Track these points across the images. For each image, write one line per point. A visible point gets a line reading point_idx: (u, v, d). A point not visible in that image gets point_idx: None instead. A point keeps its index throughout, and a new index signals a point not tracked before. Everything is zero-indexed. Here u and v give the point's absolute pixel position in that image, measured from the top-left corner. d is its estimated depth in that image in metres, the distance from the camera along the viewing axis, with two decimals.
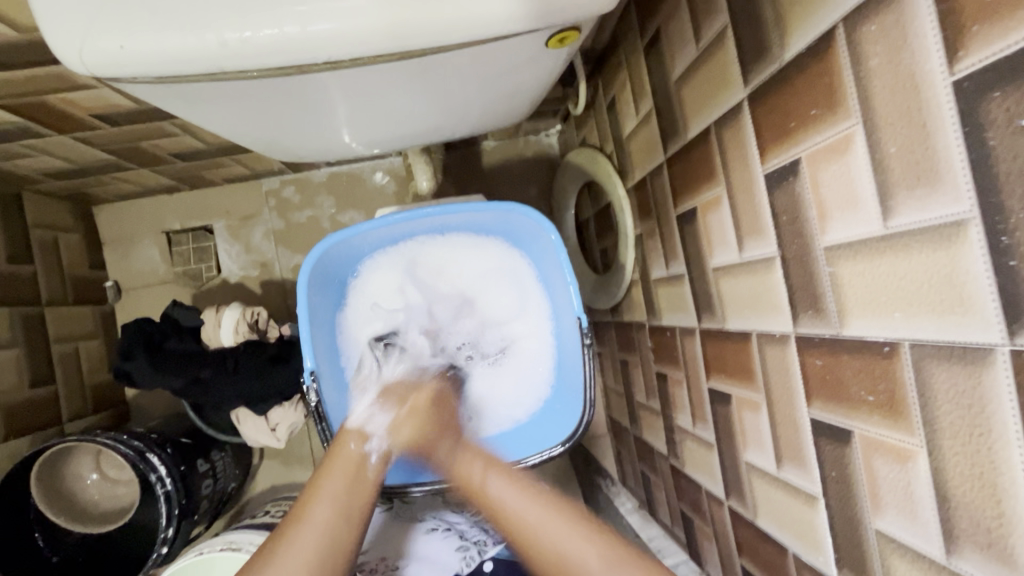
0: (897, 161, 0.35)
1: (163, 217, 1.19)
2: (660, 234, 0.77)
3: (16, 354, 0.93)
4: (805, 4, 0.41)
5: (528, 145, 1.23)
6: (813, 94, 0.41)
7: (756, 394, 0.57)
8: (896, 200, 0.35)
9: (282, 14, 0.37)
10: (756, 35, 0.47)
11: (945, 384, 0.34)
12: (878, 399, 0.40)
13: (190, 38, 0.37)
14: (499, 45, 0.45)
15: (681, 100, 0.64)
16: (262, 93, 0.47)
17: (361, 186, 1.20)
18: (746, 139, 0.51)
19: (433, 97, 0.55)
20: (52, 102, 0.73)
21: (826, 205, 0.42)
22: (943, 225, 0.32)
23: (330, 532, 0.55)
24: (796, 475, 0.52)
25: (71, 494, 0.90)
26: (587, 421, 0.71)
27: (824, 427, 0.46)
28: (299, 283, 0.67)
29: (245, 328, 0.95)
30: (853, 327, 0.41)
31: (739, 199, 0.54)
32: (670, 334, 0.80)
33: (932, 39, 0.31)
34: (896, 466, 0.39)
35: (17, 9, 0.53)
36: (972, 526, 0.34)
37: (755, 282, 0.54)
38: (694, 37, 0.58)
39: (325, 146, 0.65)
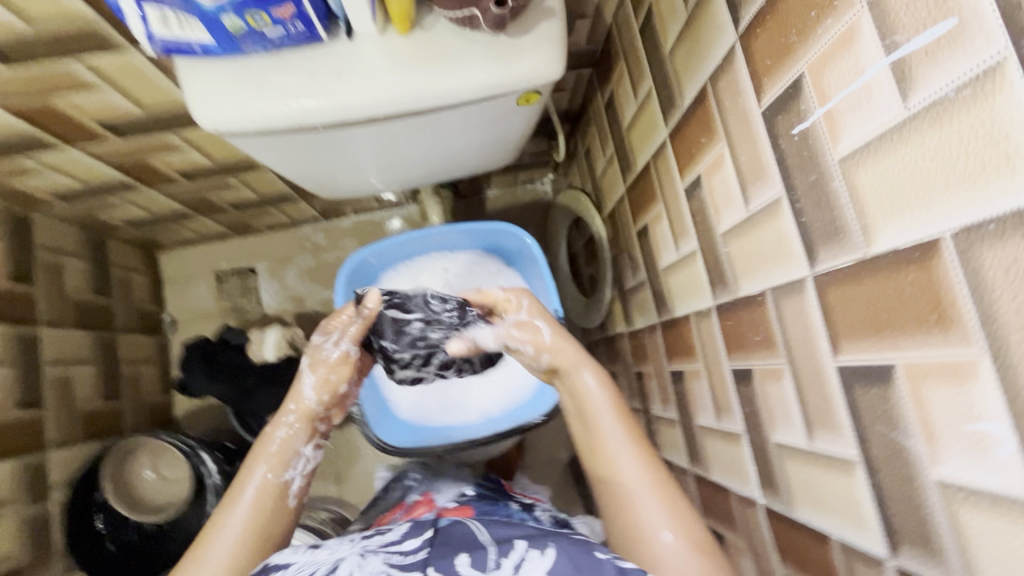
0: (747, 165, 0.52)
1: (214, 259, 1.39)
2: (628, 250, 0.94)
3: (94, 370, 1.10)
4: (689, 70, 0.60)
5: (525, 192, 1.43)
6: (702, 128, 0.59)
7: (699, 365, 0.71)
8: (750, 191, 0.52)
9: (338, 88, 0.57)
10: (669, 91, 0.66)
11: (791, 313, 0.49)
12: (762, 338, 0.55)
13: (280, 105, 0.57)
14: (484, 104, 0.64)
15: (632, 143, 0.83)
16: (318, 142, 0.66)
17: (382, 230, 1.40)
18: (672, 166, 0.69)
19: (440, 143, 0.74)
20: (149, 162, 0.95)
21: (719, 203, 0.59)
22: (771, 201, 0.49)
23: (252, 536, 0.59)
24: (728, 422, 0.65)
25: (132, 490, 1.04)
26: None
27: (740, 372, 0.61)
28: (337, 285, 0.85)
29: (285, 343, 1.13)
30: (743, 288, 0.57)
31: (673, 211, 0.71)
32: (642, 335, 0.94)
33: (749, 87, 0.49)
34: (778, 386, 0.53)
35: (146, 93, 0.75)
36: (818, 414, 0.48)
37: (690, 272, 0.70)
38: (634, 95, 0.78)
39: (359, 184, 0.85)
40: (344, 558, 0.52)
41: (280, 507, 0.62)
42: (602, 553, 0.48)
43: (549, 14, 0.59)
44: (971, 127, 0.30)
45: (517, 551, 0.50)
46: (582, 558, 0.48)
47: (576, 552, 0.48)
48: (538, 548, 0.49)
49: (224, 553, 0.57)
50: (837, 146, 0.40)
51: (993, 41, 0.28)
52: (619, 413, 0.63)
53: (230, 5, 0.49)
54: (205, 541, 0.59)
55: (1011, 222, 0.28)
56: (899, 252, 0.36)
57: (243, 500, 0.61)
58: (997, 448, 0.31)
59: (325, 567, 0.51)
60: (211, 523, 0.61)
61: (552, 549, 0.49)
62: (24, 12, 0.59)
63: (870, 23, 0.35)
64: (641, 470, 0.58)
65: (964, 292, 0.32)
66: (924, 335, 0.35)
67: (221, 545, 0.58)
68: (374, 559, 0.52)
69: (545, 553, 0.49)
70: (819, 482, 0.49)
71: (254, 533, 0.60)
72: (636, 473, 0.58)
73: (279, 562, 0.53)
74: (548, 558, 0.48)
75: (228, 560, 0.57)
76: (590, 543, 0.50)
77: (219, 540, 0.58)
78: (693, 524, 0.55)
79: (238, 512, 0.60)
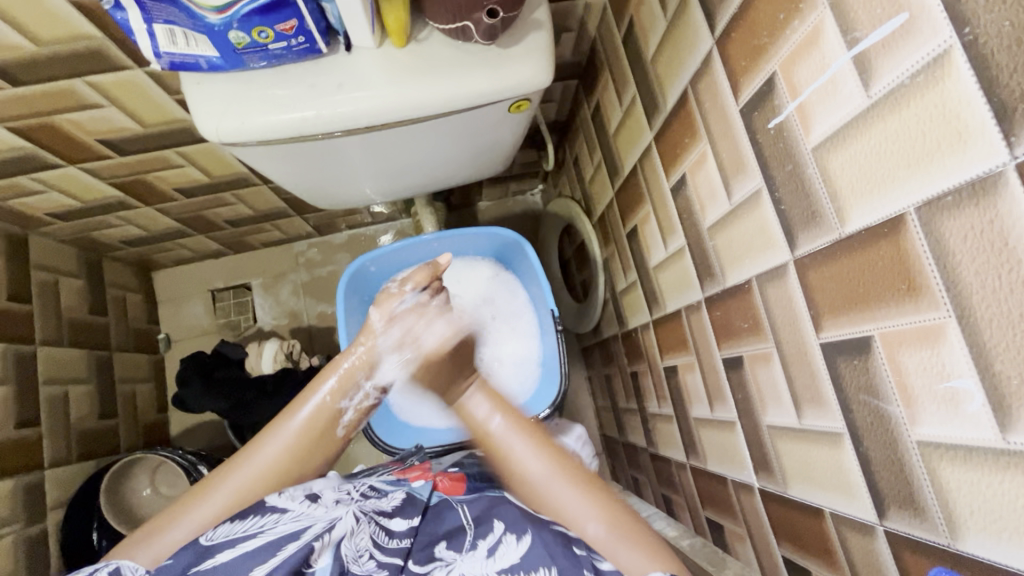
0: (728, 160, 0.55)
1: (209, 277, 1.39)
2: (618, 253, 0.97)
3: (90, 388, 1.10)
4: (669, 76, 0.64)
5: (516, 203, 1.46)
6: (684, 129, 0.63)
7: (691, 357, 0.74)
8: (732, 185, 0.55)
9: (337, 99, 0.60)
10: (651, 97, 0.70)
11: (774, 297, 0.52)
12: (750, 324, 0.57)
13: (281, 116, 0.59)
14: (476, 112, 0.67)
15: (618, 148, 0.86)
16: (317, 152, 0.69)
17: (376, 244, 1.42)
18: (658, 168, 0.72)
19: (434, 151, 0.77)
20: (147, 179, 0.97)
21: (704, 198, 0.62)
22: (752, 193, 0.52)
23: (299, 450, 0.62)
24: (722, 410, 0.67)
25: (129, 508, 1.03)
26: (563, 390, 0.85)
27: (731, 360, 0.63)
28: (337, 289, 0.87)
29: (283, 356, 1.12)
30: (730, 278, 0.60)
31: (660, 211, 0.75)
32: (635, 334, 0.97)
33: (725, 89, 0.53)
34: (767, 369, 0.56)
35: (148, 110, 0.78)
36: (805, 392, 0.50)
37: (680, 268, 0.72)
38: (618, 102, 0.82)
39: (356, 194, 0.87)
40: (341, 518, 0.54)
41: (329, 433, 0.65)
42: (580, 548, 0.55)
43: (537, 26, 0.63)
44: (925, 110, 0.33)
45: (493, 535, 0.58)
46: (557, 547, 0.54)
47: (552, 542, 0.55)
48: (516, 535, 0.57)
49: (268, 460, 0.59)
50: (809, 136, 0.43)
51: (939, 31, 0.31)
52: (514, 420, 0.66)
53: (237, 21, 0.52)
54: (254, 445, 0.61)
55: (966, 192, 0.31)
56: (870, 228, 0.39)
57: (299, 417, 0.63)
58: (967, 403, 0.34)
59: (322, 525, 0.52)
60: (264, 431, 0.62)
61: (528, 537, 0.56)
62: (33, 35, 0.61)
63: (833, 22, 0.38)
64: (548, 465, 0.61)
65: (929, 260, 0.34)
66: (898, 303, 0.37)
67: (265, 456, 0.60)
68: (365, 529, 0.55)
69: (521, 540, 0.56)
70: (810, 457, 0.51)
71: (297, 454, 0.61)
72: (542, 474, 0.61)
73: (274, 505, 0.53)
74: (523, 545, 0.55)
75: (270, 466, 0.59)
76: (568, 534, 0.57)
77: (267, 450, 0.60)
78: (621, 516, 0.57)
79: (292, 426, 0.63)
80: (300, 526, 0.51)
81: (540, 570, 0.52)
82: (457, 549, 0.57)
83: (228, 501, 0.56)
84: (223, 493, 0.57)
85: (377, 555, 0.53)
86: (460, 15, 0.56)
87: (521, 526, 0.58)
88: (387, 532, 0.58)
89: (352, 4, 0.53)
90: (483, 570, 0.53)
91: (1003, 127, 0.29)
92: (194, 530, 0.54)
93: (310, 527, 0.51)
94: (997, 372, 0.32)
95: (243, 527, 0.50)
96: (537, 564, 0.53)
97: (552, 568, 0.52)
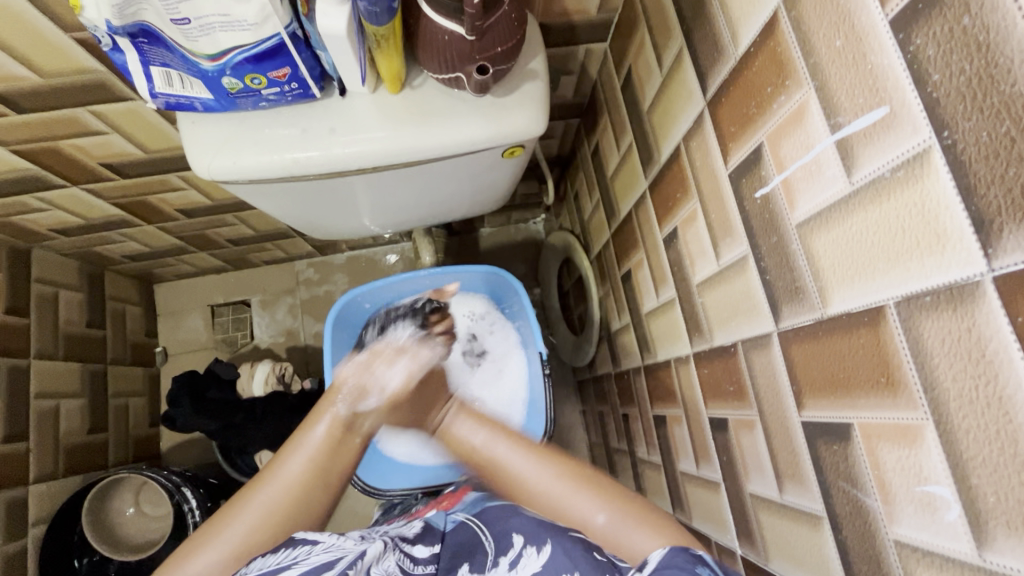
0: (716, 222, 0.54)
1: (209, 292, 1.39)
2: (613, 293, 0.96)
3: (82, 402, 1.10)
4: (664, 128, 0.64)
5: (519, 231, 1.44)
6: (676, 184, 0.62)
7: (679, 409, 0.73)
8: (720, 247, 0.54)
9: (329, 142, 0.60)
10: (646, 145, 0.70)
11: (758, 363, 0.50)
12: (734, 389, 0.56)
13: (272, 157, 0.59)
14: (470, 157, 0.67)
15: (616, 192, 0.86)
16: (309, 190, 0.69)
17: (376, 266, 1.41)
18: (652, 217, 0.72)
19: (429, 190, 0.76)
20: (149, 200, 0.98)
21: (694, 254, 0.61)
22: (738, 259, 0.51)
23: (319, 466, 0.59)
24: (707, 469, 0.65)
25: (112, 527, 1.02)
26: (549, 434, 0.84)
27: (717, 420, 0.61)
28: (326, 322, 0.86)
29: (274, 379, 1.13)
30: (718, 337, 0.58)
31: (653, 258, 0.74)
32: (627, 377, 0.95)
33: (715, 152, 0.52)
34: (750, 435, 0.54)
35: (149, 136, 0.79)
36: (786, 466, 0.48)
37: (670, 319, 0.71)
38: (616, 146, 0.81)
39: (352, 226, 0.87)
40: (372, 548, 0.47)
41: (348, 443, 0.64)
42: (600, 554, 0.45)
43: (532, 76, 0.63)
44: (904, 206, 0.32)
45: (514, 549, 0.48)
46: (578, 552, 0.44)
47: (574, 548, 0.45)
48: (536, 546, 0.46)
49: (295, 471, 0.58)
50: (794, 212, 0.42)
51: (919, 130, 0.30)
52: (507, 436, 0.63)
53: (230, 68, 0.53)
54: (275, 466, 0.58)
55: (944, 296, 0.30)
56: (852, 315, 0.37)
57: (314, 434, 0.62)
58: (945, 511, 0.32)
59: (355, 554, 0.45)
60: (286, 447, 0.61)
61: (549, 548, 0.45)
62: (38, 68, 0.63)
63: (817, 103, 0.37)
64: (542, 465, 0.59)
65: (908, 357, 0.33)
66: (877, 398, 0.36)
67: (296, 459, 0.59)
68: (392, 555, 0.48)
69: (541, 550, 0.45)
70: (791, 534, 0.49)
71: (320, 470, 0.59)
72: (546, 475, 0.58)
73: (305, 538, 0.46)
74: (544, 555, 0.45)
75: (298, 478, 0.58)
76: (587, 540, 0.47)
77: (292, 461, 0.59)
78: (624, 500, 0.53)
79: (313, 439, 0.62)
80: (333, 557, 0.43)
81: None
82: (473, 569, 0.48)
83: (272, 506, 0.55)
84: (254, 507, 0.54)
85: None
86: (453, 66, 0.56)
87: (540, 536, 0.47)
88: (412, 559, 0.49)
89: (345, 53, 0.53)
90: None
91: (980, 237, 0.28)
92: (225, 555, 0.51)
93: (344, 557, 0.44)
94: (975, 487, 0.30)
95: (277, 560, 0.43)
96: (560, 572, 0.43)
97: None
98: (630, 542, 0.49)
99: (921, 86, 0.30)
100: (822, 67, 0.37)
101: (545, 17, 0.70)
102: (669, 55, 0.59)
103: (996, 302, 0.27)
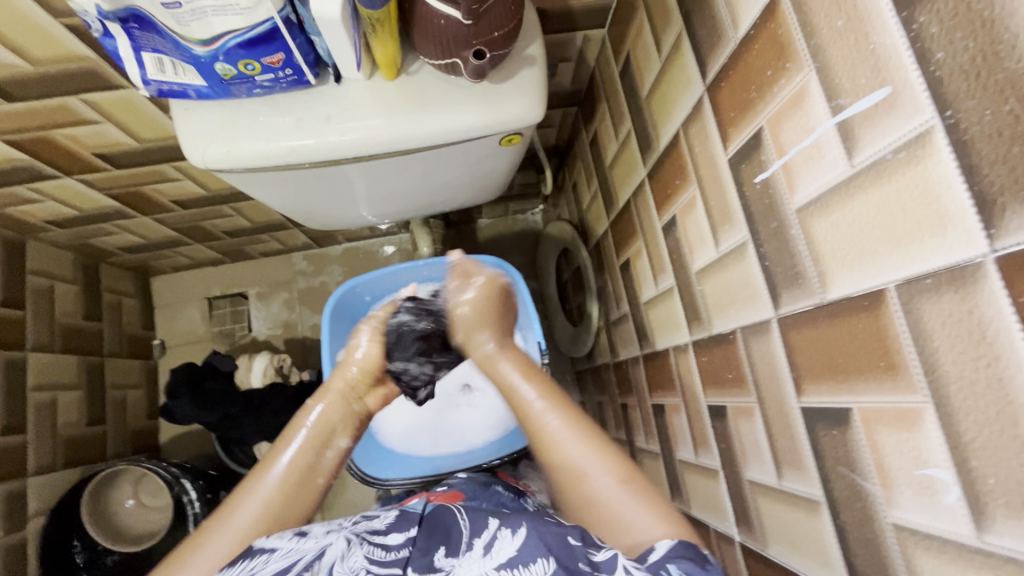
0: (716, 209, 0.54)
1: (206, 285, 1.38)
2: (612, 282, 0.96)
3: (80, 395, 1.10)
4: (663, 113, 0.63)
5: (517, 222, 1.44)
6: (675, 171, 0.62)
7: (677, 397, 0.73)
8: (720, 233, 0.54)
9: (326, 130, 0.59)
10: (645, 133, 0.69)
11: (758, 350, 0.50)
12: (733, 376, 0.56)
13: (267, 146, 0.59)
14: (466, 145, 0.66)
15: (614, 179, 0.85)
16: (306, 180, 0.69)
17: (373, 258, 1.41)
18: (651, 206, 0.71)
19: (426, 179, 0.76)
20: (144, 191, 0.97)
21: (693, 241, 0.60)
22: (737, 245, 0.51)
23: (278, 504, 0.54)
24: (706, 457, 0.65)
25: (112, 519, 1.03)
26: None
27: (715, 408, 0.61)
28: (324, 312, 0.86)
29: (273, 370, 1.14)
30: (717, 324, 0.58)
31: (651, 247, 0.73)
32: (626, 367, 0.95)
33: (714, 138, 0.52)
34: (748, 421, 0.54)
35: (142, 126, 0.78)
36: (785, 451, 0.48)
37: (669, 308, 0.71)
38: (614, 134, 0.81)
39: (349, 217, 0.87)
40: (330, 544, 0.45)
41: (310, 479, 0.58)
42: (575, 537, 0.43)
43: (530, 62, 0.62)
44: (906, 188, 0.31)
45: (489, 531, 0.45)
46: (555, 537, 0.42)
47: (550, 533, 0.43)
48: (511, 527, 0.44)
49: (247, 517, 0.52)
50: (794, 196, 0.41)
51: (921, 110, 0.30)
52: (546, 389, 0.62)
53: (222, 54, 0.53)
54: (224, 511, 0.53)
55: (944, 277, 0.30)
56: (852, 298, 0.37)
57: (274, 469, 0.57)
58: (944, 493, 0.32)
59: (311, 556, 0.43)
60: (241, 486, 0.56)
61: (525, 528, 0.44)
62: (28, 55, 0.62)
63: (818, 86, 0.37)
64: (566, 421, 0.58)
65: (907, 341, 0.33)
66: (877, 382, 0.36)
67: (266, 486, 0.55)
68: (358, 550, 0.45)
69: (516, 533, 0.43)
70: (789, 519, 0.49)
71: (278, 502, 0.54)
72: (559, 425, 0.58)
73: (262, 547, 0.46)
74: (519, 538, 0.43)
75: (250, 524, 0.52)
76: (565, 525, 0.45)
77: (246, 504, 0.53)
78: (630, 471, 0.53)
79: (269, 480, 0.56)
80: (288, 563, 0.43)
81: (539, 564, 0.40)
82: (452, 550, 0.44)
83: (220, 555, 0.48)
84: (206, 553, 0.49)
85: (375, 570, 0.42)
86: (448, 51, 0.55)
87: (516, 519, 0.46)
88: (383, 547, 0.46)
89: (339, 39, 0.53)
90: (479, 570, 0.41)
91: (983, 216, 0.27)
92: (226, 548, 0.49)
93: (300, 560, 0.43)
94: (974, 469, 0.30)
95: (232, 574, 0.42)
96: (535, 556, 0.41)
97: (551, 558, 0.40)
98: (629, 516, 0.49)
99: (924, 65, 0.29)
100: (823, 48, 0.36)
101: (541, 3, 0.69)
102: (668, 41, 0.59)
103: (998, 283, 0.27)
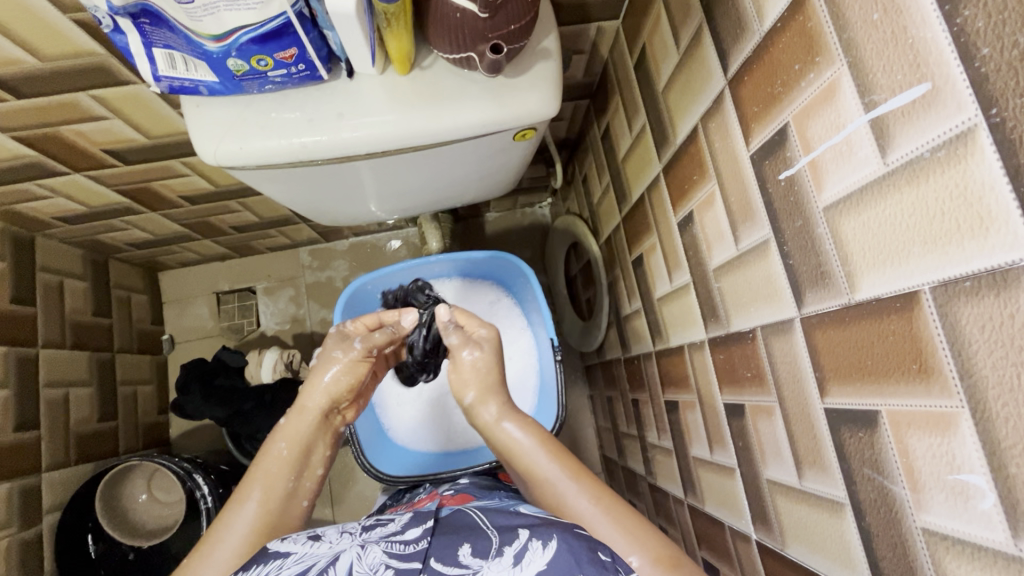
0: (736, 206, 0.53)
1: (214, 280, 1.38)
2: (624, 277, 0.95)
3: (91, 390, 1.10)
4: (680, 107, 0.62)
5: (525, 216, 1.43)
6: (693, 168, 0.61)
7: (691, 396, 0.72)
8: (740, 231, 0.53)
9: (339, 127, 0.58)
10: (661, 127, 0.68)
11: (779, 350, 0.50)
12: (753, 375, 0.55)
13: (280, 144, 0.58)
14: (480, 140, 0.65)
15: (628, 175, 0.84)
16: (316, 176, 0.68)
17: (380, 253, 1.41)
18: (666, 201, 0.70)
19: (438, 174, 0.75)
20: (152, 187, 0.96)
21: (710, 238, 0.59)
22: (758, 243, 0.50)
23: (260, 535, 0.53)
24: (722, 455, 0.64)
25: (126, 515, 1.03)
26: (561, 418, 0.84)
27: (732, 406, 0.60)
28: (335, 309, 0.86)
29: (283, 366, 1.11)
30: (735, 323, 0.57)
31: (666, 243, 0.72)
32: (638, 363, 0.94)
33: (735, 133, 0.51)
34: (768, 420, 0.53)
35: (150, 121, 0.77)
36: (807, 451, 0.48)
37: (684, 304, 0.70)
38: (627, 127, 0.80)
39: (359, 213, 0.86)
40: (344, 550, 0.45)
41: (294, 504, 0.57)
42: (605, 554, 0.42)
43: (545, 55, 0.61)
44: (945, 187, 0.31)
45: (518, 540, 0.44)
46: (585, 554, 0.42)
47: (579, 548, 0.42)
48: (541, 539, 0.43)
49: (231, 547, 0.51)
50: (821, 195, 0.40)
51: (964, 108, 0.29)
52: (555, 451, 0.59)
53: (235, 50, 0.52)
54: (209, 541, 0.51)
55: (985, 280, 0.29)
56: (882, 301, 0.36)
57: (251, 499, 0.55)
58: (979, 500, 0.32)
59: (326, 560, 0.43)
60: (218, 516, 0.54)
61: (553, 540, 0.43)
62: (37, 51, 0.61)
63: (850, 81, 0.36)
64: (578, 481, 0.55)
65: (944, 347, 0.32)
66: (908, 387, 0.35)
67: (243, 518, 0.53)
68: (375, 548, 0.45)
69: (547, 545, 0.42)
70: (810, 521, 0.48)
71: (260, 532, 0.53)
72: (562, 476, 0.56)
73: (277, 550, 0.46)
74: (550, 551, 0.42)
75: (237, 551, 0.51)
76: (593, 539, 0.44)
77: (227, 537, 0.52)
78: (653, 544, 0.49)
79: (246, 511, 0.54)
80: (304, 566, 0.43)
81: None
82: (480, 552, 0.44)
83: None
84: None
85: (395, 565, 0.42)
86: (464, 45, 0.54)
87: (547, 530, 0.44)
88: (401, 542, 0.46)
89: (353, 33, 0.52)
90: None
91: None
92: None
93: (314, 565, 0.43)
94: (1012, 476, 0.29)
95: None
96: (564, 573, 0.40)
97: None
98: None
99: (968, 61, 0.29)
100: (857, 43, 0.35)
101: None
102: (687, 34, 0.57)
103: None
